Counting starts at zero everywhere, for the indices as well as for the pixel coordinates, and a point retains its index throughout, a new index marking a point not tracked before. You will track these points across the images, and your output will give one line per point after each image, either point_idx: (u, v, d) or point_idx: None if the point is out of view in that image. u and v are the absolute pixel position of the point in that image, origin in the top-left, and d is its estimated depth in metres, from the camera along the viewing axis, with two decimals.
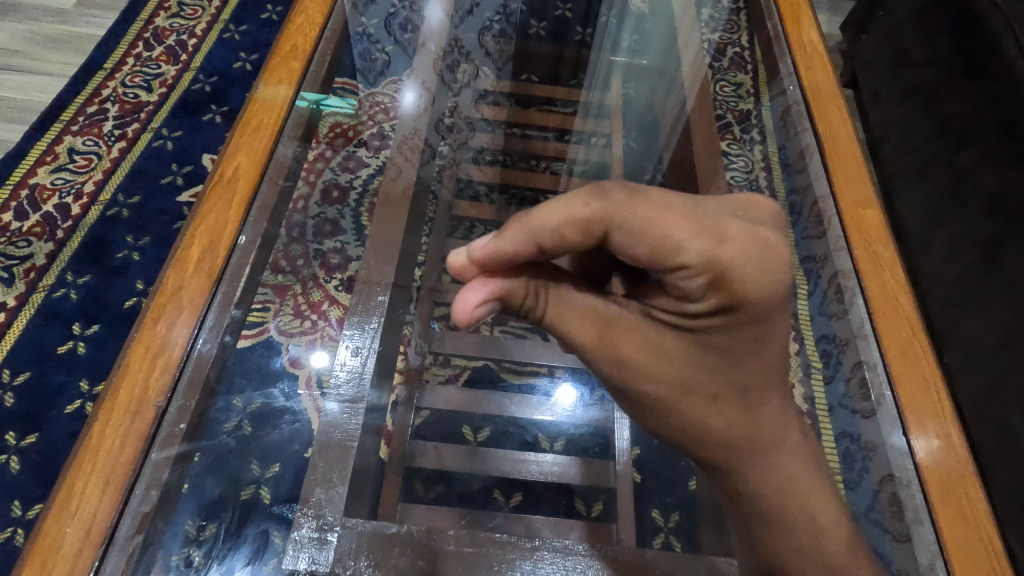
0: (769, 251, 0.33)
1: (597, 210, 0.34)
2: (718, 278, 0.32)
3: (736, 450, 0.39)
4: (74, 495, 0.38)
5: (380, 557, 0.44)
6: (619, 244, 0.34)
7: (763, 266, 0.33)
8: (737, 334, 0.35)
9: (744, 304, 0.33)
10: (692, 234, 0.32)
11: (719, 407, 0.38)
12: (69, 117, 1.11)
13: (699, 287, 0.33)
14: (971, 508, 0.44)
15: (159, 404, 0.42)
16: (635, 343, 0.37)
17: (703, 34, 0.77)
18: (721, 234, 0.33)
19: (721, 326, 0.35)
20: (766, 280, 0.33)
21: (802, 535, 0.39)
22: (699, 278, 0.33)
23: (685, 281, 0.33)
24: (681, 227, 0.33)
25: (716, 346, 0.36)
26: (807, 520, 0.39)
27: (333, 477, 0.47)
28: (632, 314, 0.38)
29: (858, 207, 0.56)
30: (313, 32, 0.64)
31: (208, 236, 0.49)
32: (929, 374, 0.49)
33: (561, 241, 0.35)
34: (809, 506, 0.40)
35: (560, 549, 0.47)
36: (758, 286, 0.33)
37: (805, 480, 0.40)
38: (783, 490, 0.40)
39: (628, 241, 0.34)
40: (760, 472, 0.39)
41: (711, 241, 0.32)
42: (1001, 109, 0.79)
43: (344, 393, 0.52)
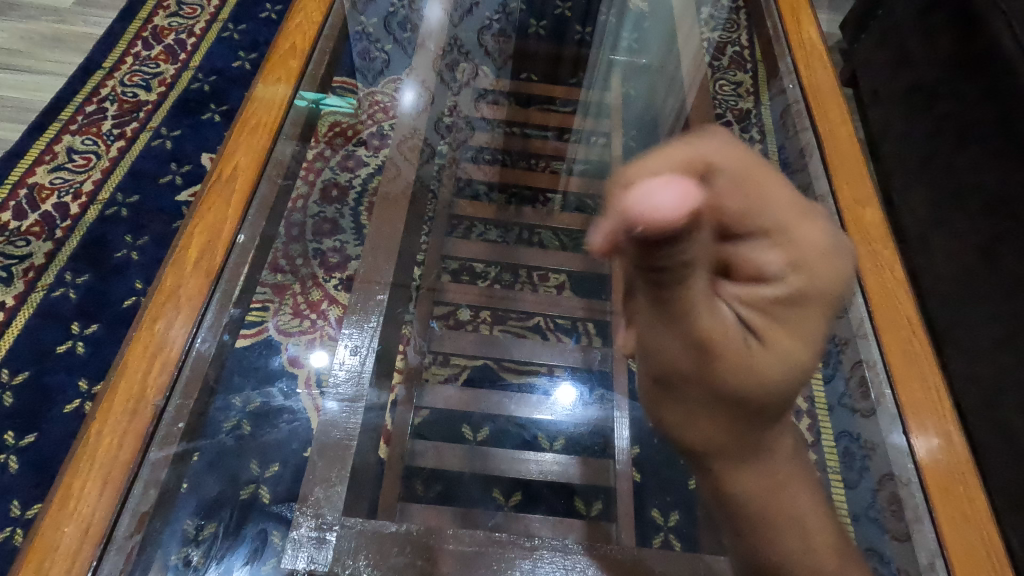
0: (838, 260, 0.32)
1: (691, 148, 0.29)
2: (799, 259, 0.30)
3: (733, 463, 0.36)
4: (71, 494, 0.38)
5: (379, 557, 0.44)
6: (720, 195, 0.29)
7: (833, 267, 0.31)
8: (803, 324, 0.31)
9: (811, 298, 0.31)
10: (795, 210, 0.31)
11: (727, 405, 0.32)
12: (68, 117, 1.11)
13: (778, 261, 0.30)
14: (972, 506, 0.43)
15: (157, 403, 0.42)
16: (718, 328, 0.28)
17: (703, 33, 0.78)
18: (803, 213, 0.32)
19: (794, 316, 0.31)
20: (836, 264, 0.32)
21: (788, 537, 0.36)
22: (783, 250, 0.30)
23: (766, 253, 0.30)
24: (781, 198, 0.31)
25: (779, 348, 0.30)
26: (793, 523, 0.36)
27: (333, 475, 0.47)
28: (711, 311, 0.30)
29: (857, 206, 0.57)
30: (312, 30, 0.64)
31: (206, 235, 0.49)
32: (929, 372, 0.49)
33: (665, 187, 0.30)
34: (791, 506, 0.37)
35: (559, 548, 0.47)
36: (827, 283, 0.31)
37: (790, 483, 0.37)
38: (770, 492, 0.36)
39: (730, 187, 0.29)
40: (747, 476, 0.36)
41: (793, 219, 0.31)
42: (1002, 108, 0.79)
43: (343, 391, 0.52)
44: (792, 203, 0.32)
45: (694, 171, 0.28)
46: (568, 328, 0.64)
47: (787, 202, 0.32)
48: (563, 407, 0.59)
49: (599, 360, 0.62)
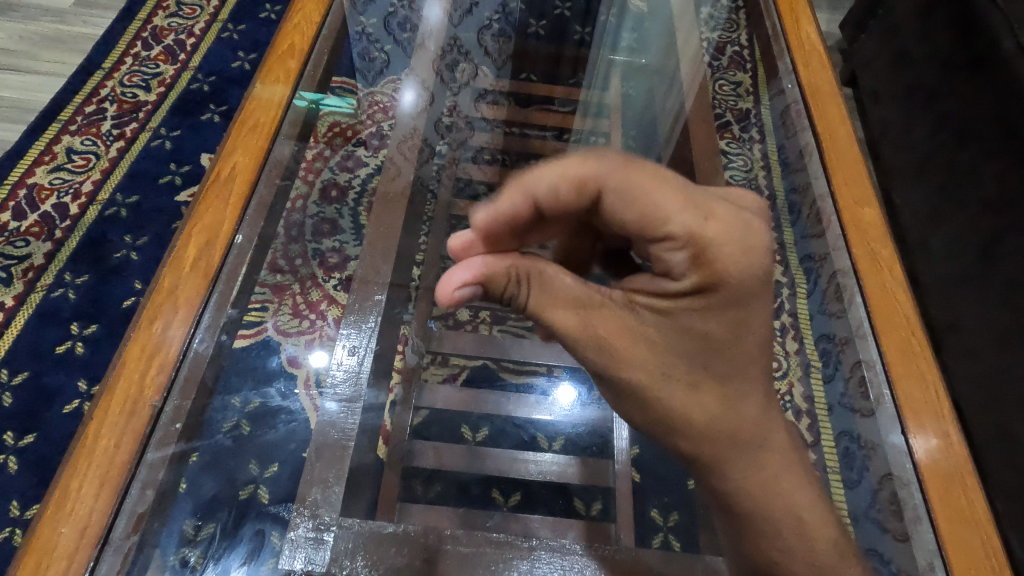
0: (754, 234, 0.34)
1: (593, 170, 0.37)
2: (702, 253, 0.34)
3: (718, 453, 0.39)
4: (69, 496, 0.38)
5: (377, 558, 0.45)
6: (610, 206, 0.37)
7: (747, 248, 0.34)
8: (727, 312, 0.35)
9: (724, 286, 0.34)
10: (680, 206, 0.34)
11: (698, 396, 0.38)
12: (67, 117, 1.11)
13: (682, 259, 0.35)
14: (970, 506, 0.43)
15: (155, 403, 0.42)
16: (612, 325, 0.38)
17: (702, 33, 0.78)
18: (706, 210, 0.34)
19: (702, 308, 0.35)
20: (749, 263, 0.34)
21: (783, 531, 0.38)
22: (683, 250, 0.34)
23: (668, 253, 0.35)
24: (671, 199, 0.35)
25: (697, 333, 0.36)
26: (790, 514, 0.38)
27: (330, 476, 0.48)
28: (620, 308, 0.38)
29: (856, 207, 0.56)
30: (310, 30, 0.64)
31: (204, 236, 0.49)
32: (928, 373, 0.49)
33: (556, 199, 0.39)
34: (789, 498, 0.38)
35: (557, 548, 0.47)
36: (739, 266, 0.34)
37: (784, 479, 0.39)
38: (762, 490, 0.38)
39: (619, 204, 0.36)
40: (738, 471, 0.39)
41: (697, 216, 0.34)
42: (1001, 108, 0.79)
43: (341, 392, 0.53)
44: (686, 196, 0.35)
45: (587, 192, 0.38)
46: None
47: (683, 200, 0.35)
48: (563, 407, 0.59)
49: None
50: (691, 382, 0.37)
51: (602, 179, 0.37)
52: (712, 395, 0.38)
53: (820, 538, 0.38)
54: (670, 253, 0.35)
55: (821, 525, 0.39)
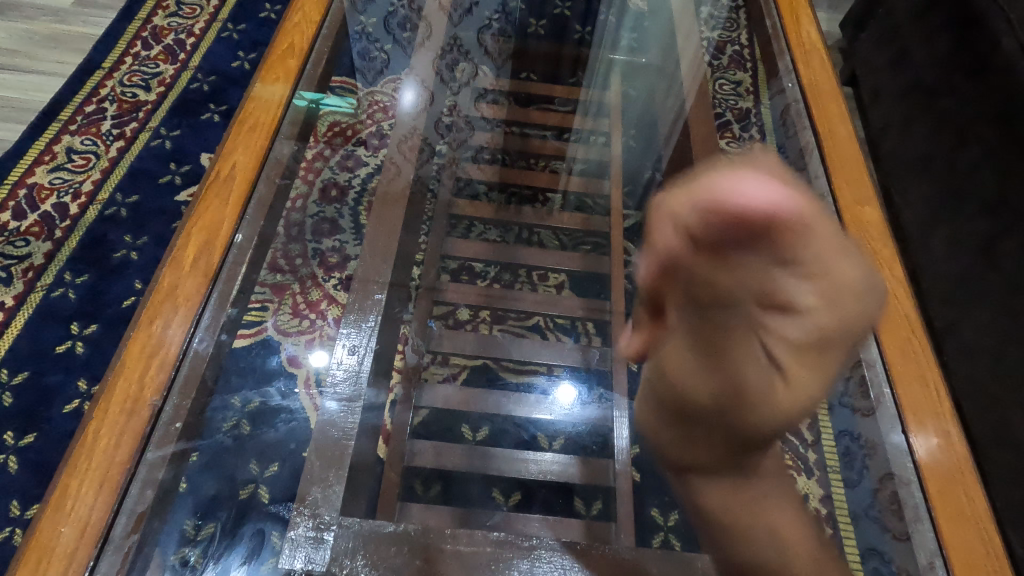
0: (856, 295, 0.34)
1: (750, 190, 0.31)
2: (824, 289, 0.33)
3: (722, 477, 0.40)
4: (68, 495, 0.38)
5: (378, 557, 0.44)
6: (735, 245, 0.31)
7: (845, 300, 0.34)
8: (823, 363, 0.35)
9: (829, 335, 0.34)
10: (818, 253, 0.32)
11: (728, 424, 0.37)
12: (67, 117, 1.11)
13: (802, 294, 0.33)
14: (971, 505, 0.43)
15: (154, 403, 0.42)
16: (673, 358, 0.37)
17: (702, 33, 0.77)
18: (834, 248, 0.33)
19: (798, 350, 0.34)
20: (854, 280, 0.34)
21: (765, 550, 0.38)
22: (805, 286, 0.33)
23: (794, 284, 0.32)
24: (803, 242, 0.32)
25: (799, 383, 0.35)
26: (768, 534, 0.39)
27: (330, 476, 0.48)
28: (675, 338, 0.37)
29: (856, 206, 0.56)
30: (310, 30, 0.64)
31: (203, 235, 0.49)
32: (928, 372, 0.49)
33: (708, 229, 0.32)
34: (768, 517, 0.39)
35: (556, 547, 0.47)
36: (848, 311, 0.34)
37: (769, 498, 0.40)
38: (744, 508, 0.39)
39: (748, 240, 0.31)
40: (737, 495, 0.39)
41: (810, 274, 0.32)
42: (1002, 107, 0.79)
43: (342, 390, 0.52)
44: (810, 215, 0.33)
45: (710, 226, 0.32)
46: (566, 327, 0.64)
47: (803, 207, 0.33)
48: (565, 407, 0.59)
49: (597, 359, 0.62)
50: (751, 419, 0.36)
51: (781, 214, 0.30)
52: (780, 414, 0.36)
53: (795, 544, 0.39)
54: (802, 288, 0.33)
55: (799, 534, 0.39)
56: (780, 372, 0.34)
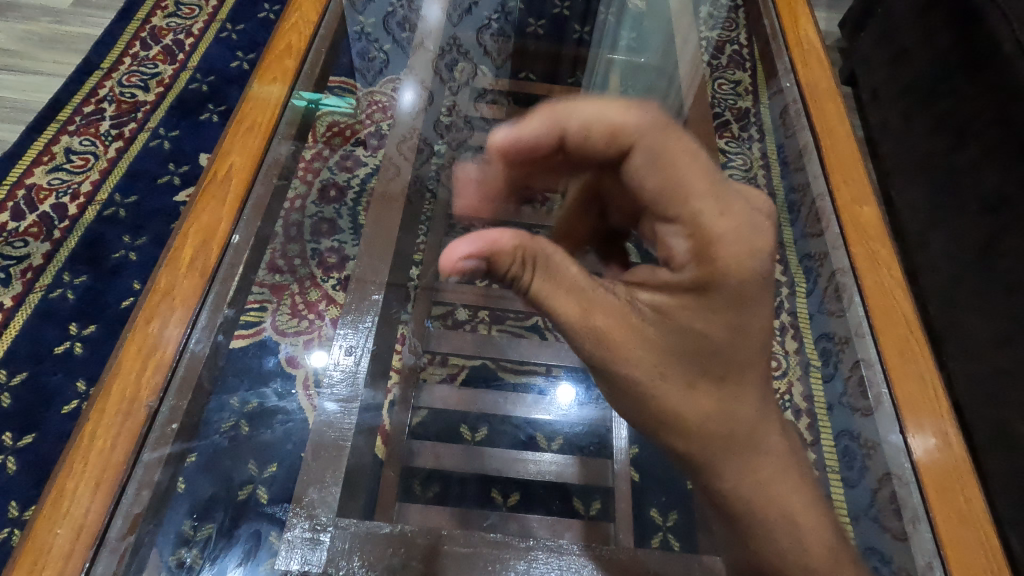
0: (758, 243, 0.36)
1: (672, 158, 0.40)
2: (705, 249, 0.37)
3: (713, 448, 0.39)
4: (65, 495, 0.38)
5: (374, 558, 0.45)
6: (636, 163, 0.41)
7: (752, 249, 0.36)
8: (720, 314, 0.37)
9: (717, 286, 0.36)
10: (705, 191, 0.38)
11: (693, 396, 0.38)
12: (66, 117, 1.11)
13: (684, 247, 0.38)
14: (969, 505, 0.43)
15: (151, 404, 0.42)
16: (613, 322, 0.39)
17: (701, 33, 0.78)
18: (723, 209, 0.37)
19: (673, 292, 0.38)
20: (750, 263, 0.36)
21: (781, 538, 0.39)
22: (686, 238, 0.38)
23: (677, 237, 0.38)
24: (696, 182, 0.39)
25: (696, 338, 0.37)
26: (787, 526, 0.39)
27: (327, 476, 0.48)
28: (620, 304, 0.39)
29: (854, 205, 0.56)
30: (307, 30, 0.64)
31: (200, 235, 0.49)
32: (927, 372, 0.49)
33: (585, 138, 0.44)
34: (782, 502, 0.39)
35: (554, 549, 0.47)
36: (739, 270, 0.36)
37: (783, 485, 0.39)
38: (756, 492, 0.39)
39: (647, 164, 0.40)
40: (731, 475, 0.39)
41: (713, 209, 0.37)
42: (1002, 106, 0.78)
43: (338, 392, 0.53)
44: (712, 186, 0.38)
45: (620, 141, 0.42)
46: None
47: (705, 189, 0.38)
48: (565, 409, 0.58)
49: None
50: (686, 380, 0.38)
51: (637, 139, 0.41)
52: (704, 397, 0.38)
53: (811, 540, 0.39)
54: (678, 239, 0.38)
55: (810, 522, 0.39)
56: (666, 366, 0.38)
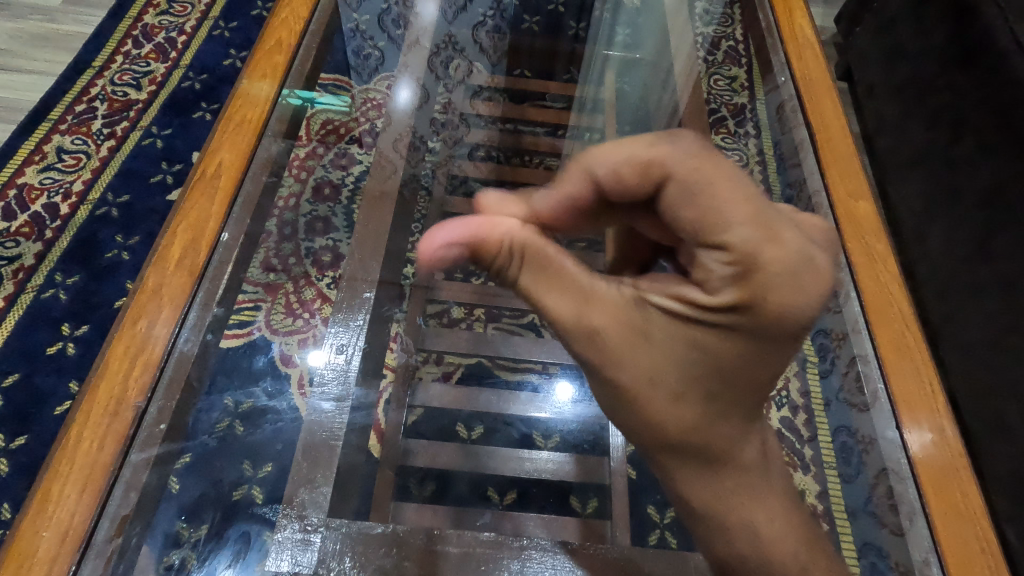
0: (813, 269, 0.28)
1: (660, 152, 0.30)
2: (749, 272, 0.28)
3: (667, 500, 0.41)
4: (50, 498, 0.37)
5: (365, 558, 0.44)
6: (669, 200, 0.30)
7: (797, 280, 0.28)
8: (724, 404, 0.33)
9: (759, 309, 0.29)
10: (745, 217, 0.28)
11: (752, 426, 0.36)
12: (57, 117, 1.10)
13: (725, 273, 0.29)
14: (965, 500, 0.43)
15: (138, 404, 0.41)
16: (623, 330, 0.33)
17: (697, 29, 0.77)
18: (773, 231, 0.28)
19: (725, 329, 0.30)
20: (798, 300, 0.28)
21: (737, 541, 0.34)
22: (732, 265, 0.29)
23: (710, 260, 0.29)
24: (739, 206, 0.29)
25: (706, 350, 0.31)
26: (744, 528, 0.34)
27: (316, 477, 0.48)
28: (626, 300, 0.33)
29: (850, 198, 0.56)
30: (298, 25, 0.63)
31: (189, 233, 0.48)
32: (922, 367, 0.49)
33: (618, 183, 0.32)
34: (745, 509, 0.34)
35: (548, 548, 0.46)
36: (779, 300, 0.28)
37: (751, 489, 0.34)
38: (717, 497, 0.34)
39: (679, 198, 0.30)
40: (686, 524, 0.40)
41: (760, 233, 0.28)
42: (1000, 100, 0.78)
43: (329, 392, 0.52)
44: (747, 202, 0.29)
45: (650, 178, 0.30)
46: None
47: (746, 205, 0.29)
48: (560, 407, 0.58)
49: None
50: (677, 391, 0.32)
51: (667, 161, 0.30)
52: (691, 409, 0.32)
53: (779, 551, 0.34)
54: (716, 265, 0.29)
55: (781, 540, 0.34)
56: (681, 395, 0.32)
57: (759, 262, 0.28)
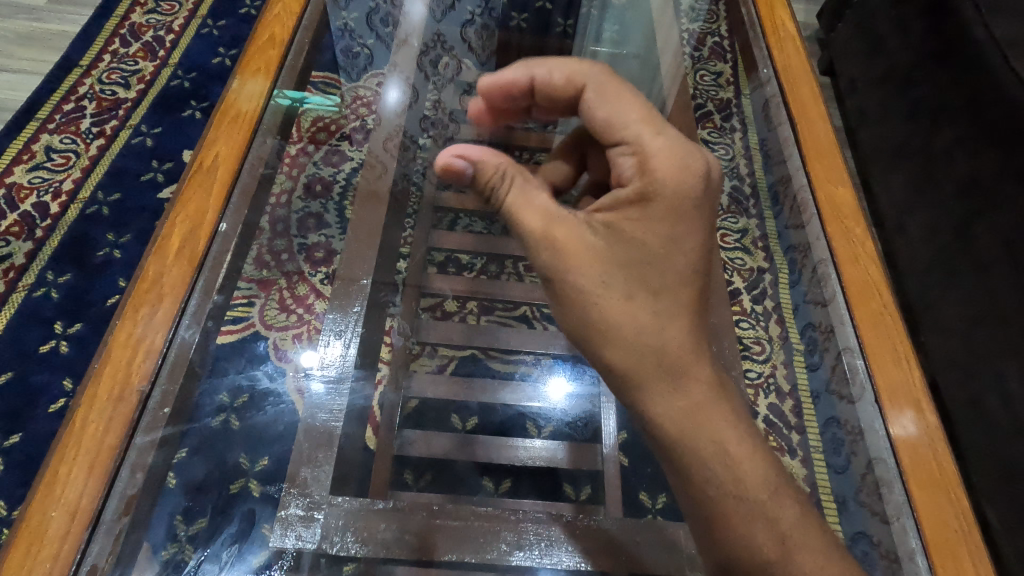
0: (690, 173, 0.37)
1: (584, 69, 0.43)
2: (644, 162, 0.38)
3: None
4: (58, 480, 0.38)
5: (368, 533, 0.47)
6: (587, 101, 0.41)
7: (685, 164, 0.37)
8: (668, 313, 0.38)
9: (660, 195, 0.37)
10: (640, 121, 0.39)
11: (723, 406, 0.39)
12: (45, 116, 1.10)
13: (629, 164, 0.38)
14: (941, 470, 0.45)
15: (143, 389, 0.42)
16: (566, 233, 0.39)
17: (683, 25, 0.79)
18: (658, 128, 0.39)
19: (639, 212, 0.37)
20: (685, 182, 0.37)
21: (702, 464, 0.37)
22: (631, 155, 0.38)
23: (622, 157, 0.39)
24: (632, 114, 0.39)
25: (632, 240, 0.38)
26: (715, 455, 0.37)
27: (319, 456, 0.50)
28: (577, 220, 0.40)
29: (829, 183, 0.58)
30: (290, 21, 0.64)
31: (188, 223, 0.49)
32: (900, 345, 0.50)
33: (550, 86, 0.45)
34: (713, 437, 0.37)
35: (541, 520, 0.49)
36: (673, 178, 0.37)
37: (709, 413, 0.38)
38: (690, 428, 0.37)
39: (595, 99, 0.41)
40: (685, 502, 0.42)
41: (651, 129, 0.38)
42: (975, 93, 0.80)
43: (329, 372, 0.54)
44: (644, 116, 0.39)
45: (573, 85, 0.43)
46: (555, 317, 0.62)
47: (640, 118, 0.39)
48: (553, 396, 0.59)
49: None
50: (625, 292, 0.38)
51: (587, 79, 0.42)
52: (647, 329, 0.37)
53: (741, 479, 0.37)
54: (626, 159, 0.39)
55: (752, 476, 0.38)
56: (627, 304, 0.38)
57: (648, 149, 0.38)
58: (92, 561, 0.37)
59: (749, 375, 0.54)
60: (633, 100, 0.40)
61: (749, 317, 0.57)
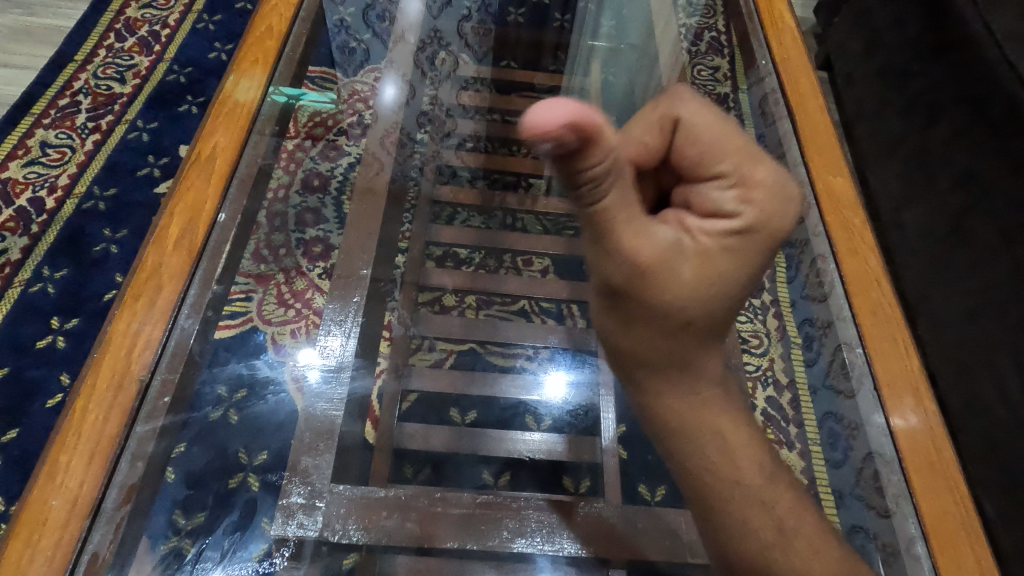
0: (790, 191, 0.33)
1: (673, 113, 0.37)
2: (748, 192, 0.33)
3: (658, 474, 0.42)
4: (58, 468, 0.38)
5: (369, 521, 0.47)
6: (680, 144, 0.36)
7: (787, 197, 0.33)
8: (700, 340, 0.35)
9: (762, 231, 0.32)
10: (735, 150, 0.34)
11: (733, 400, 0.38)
12: (40, 111, 1.10)
13: (730, 196, 0.33)
14: (939, 456, 0.45)
15: (143, 378, 0.42)
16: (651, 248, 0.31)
17: (680, 20, 0.78)
18: (756, 157, 0.34)
19: (737, 251, 0.33)
20: (785, 214, 0.33)
21: (703, 451, 0.37)
22: (732, 188, 0.33)
23: (718, 192, 0.34)
24: (724, 143, 0.35)
25: (715, 273, 0.33)
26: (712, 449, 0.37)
27: (320, 445, 0.50)
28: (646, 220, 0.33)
29: (827, 173, 0.58)
30: (288, 12, 0.64)
31: (187, 213, 0.49)
32: (899, 333, 0.50)
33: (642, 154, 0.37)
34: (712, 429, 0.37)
35: (543, 507, 0.49)
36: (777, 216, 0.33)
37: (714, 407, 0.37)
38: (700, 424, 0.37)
39: (685, 139, 0.36)
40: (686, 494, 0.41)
41: (746, 157, 0.34)
42: (970, 87, 0.80)
43: (329, 362, 0.54)
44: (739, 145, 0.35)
45: (665, 133, 0.37)
46: (553, 311, 0.64)
47: (736, 146, 0.35)
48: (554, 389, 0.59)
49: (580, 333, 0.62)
50: (686, 318, 0.34)
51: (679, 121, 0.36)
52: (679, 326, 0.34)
53: (745, 471, 0.37)
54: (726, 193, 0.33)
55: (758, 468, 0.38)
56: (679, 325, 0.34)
57: (750, 181, 0.33)
58: (94, 549, 0.36)
59: (749, 369, 0.55)
60: (730, 131, 0.36)
61: (749, 310, 0.58)
